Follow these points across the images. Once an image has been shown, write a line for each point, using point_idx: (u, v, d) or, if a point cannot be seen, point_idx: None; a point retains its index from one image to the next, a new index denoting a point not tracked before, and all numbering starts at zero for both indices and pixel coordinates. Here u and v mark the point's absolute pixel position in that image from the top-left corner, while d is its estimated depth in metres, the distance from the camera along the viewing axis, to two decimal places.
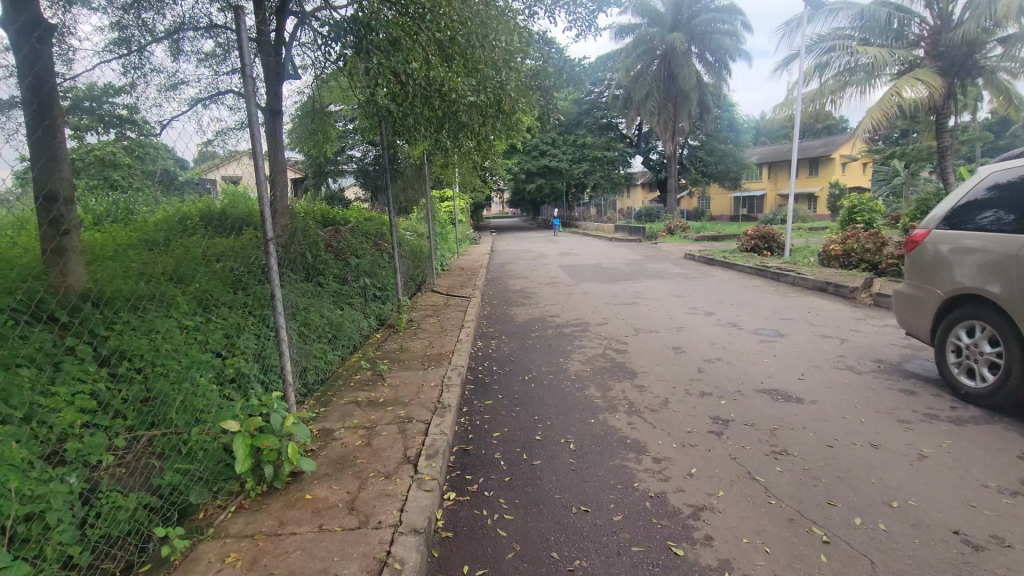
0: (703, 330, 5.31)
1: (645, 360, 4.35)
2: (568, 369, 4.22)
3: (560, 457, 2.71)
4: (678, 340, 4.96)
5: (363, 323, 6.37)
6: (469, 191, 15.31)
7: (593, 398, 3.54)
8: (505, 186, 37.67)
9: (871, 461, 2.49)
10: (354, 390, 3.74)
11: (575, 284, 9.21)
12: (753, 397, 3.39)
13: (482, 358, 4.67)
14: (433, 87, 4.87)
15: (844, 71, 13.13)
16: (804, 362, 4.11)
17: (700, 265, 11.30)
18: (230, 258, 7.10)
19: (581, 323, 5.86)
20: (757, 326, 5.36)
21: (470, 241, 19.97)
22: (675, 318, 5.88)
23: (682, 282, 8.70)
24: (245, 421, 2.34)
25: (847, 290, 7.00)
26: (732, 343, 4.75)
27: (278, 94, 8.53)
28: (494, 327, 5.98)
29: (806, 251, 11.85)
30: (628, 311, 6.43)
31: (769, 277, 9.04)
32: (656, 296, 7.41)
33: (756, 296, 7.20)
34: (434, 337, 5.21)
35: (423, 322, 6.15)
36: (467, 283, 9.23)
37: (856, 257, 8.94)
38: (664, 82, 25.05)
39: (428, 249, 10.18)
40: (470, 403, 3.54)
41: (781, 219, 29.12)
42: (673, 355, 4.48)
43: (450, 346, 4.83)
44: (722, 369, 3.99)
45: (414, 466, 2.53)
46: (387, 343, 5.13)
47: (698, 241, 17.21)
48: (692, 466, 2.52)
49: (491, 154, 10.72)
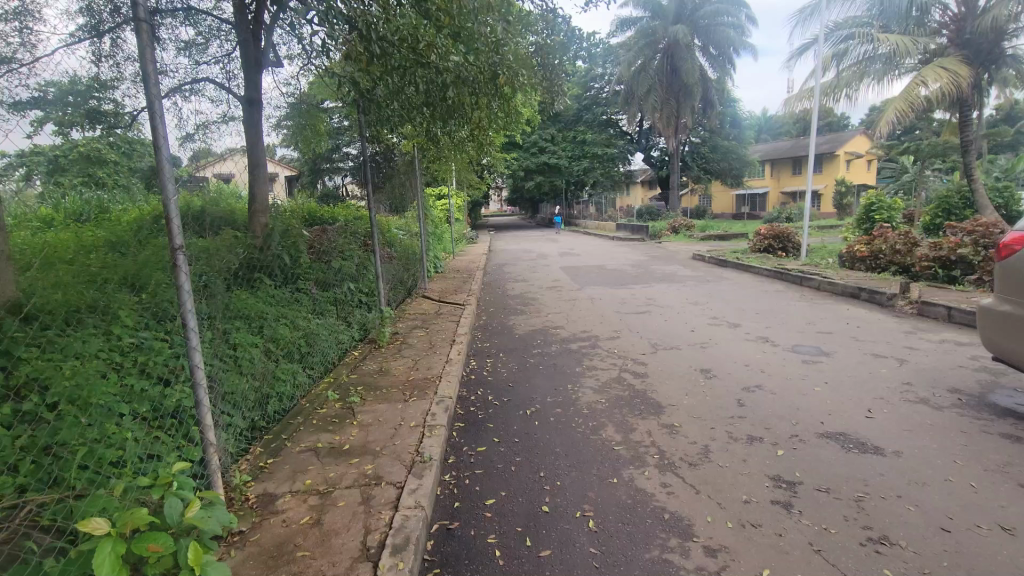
0: (731, 347, 4.59)
1: (670, 388, 3.65)
2: (579, 400, 3.50)
3: (579, 544, 2.00)
4: (705, 360, 4.24)
5: (344, 336, 5.62)
6: (466, 188, 14.58)
7: (613, 444, 2.83)
8: (502, 183, 36.84)
9: (1015, 561, 1.79)
10: (316, 433, 3.00)
11: (579, 288, 8.51)
12: (817, 446, 2.67)
13: (474, 383, 3.96)
14: (408, 47, 4.00)
15: (864, 60, 12.40)
16: (865, 391, 3.40)
17: (711, 267, 10.59)
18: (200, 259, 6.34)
19: (590, 337, 5.14)
20: (794, 342, 4.65)
21: (466, 239, 19.22)
22: (697, 331, 5.17)
23: (696, 287, 8.00)
24: (125, 514, 1.62)
25: (884, 297, 6.29)
26: (771, 365, 4.03)
27: (257, 83, 7.72)
28: (491, 342, 5.27)
29: (824, 252, 11.14)
30: (642, 321, 5.71)
31: (790, 280, 8.34)
32: (670, 303, 6.70)
33: (782, 303, 6.49)
34: (421, 356, 4.48)
35: (410, 335, 5.43)
36: (462, 287, 8.52)
37: (885, 259, 8.24)
38: (667, 76, 24.25)
39: (420, 251, 9.45)
40: (457, 451, 2.82)
41: (786, 216, 28.39)
42: (702, 380, 3.76)
43: (438, 368, 4.09)
44: (766, 402, 3.28)
45: (373, 567, 1.82)
46: (366, 362, 4.40)
47: (705, 240, 16.50)
48: (763, 566, 1.83)
49: (488, 148, 9.98)
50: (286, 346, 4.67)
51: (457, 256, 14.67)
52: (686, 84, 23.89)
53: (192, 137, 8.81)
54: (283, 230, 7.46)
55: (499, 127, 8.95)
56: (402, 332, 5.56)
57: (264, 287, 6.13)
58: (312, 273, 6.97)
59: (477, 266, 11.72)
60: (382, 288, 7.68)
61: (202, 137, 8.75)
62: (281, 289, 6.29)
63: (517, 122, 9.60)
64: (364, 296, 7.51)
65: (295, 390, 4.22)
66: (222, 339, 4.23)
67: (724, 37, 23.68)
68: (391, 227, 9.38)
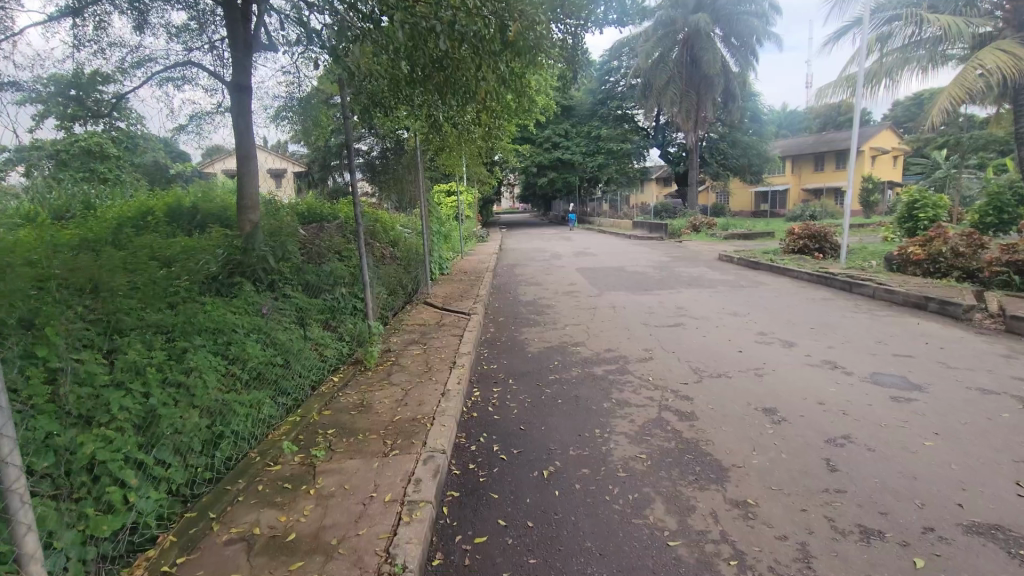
0: (793, 375, 3.73)
1: (731, 437, 2.80)
2: (610, 456, 2.66)
3: None
4: (764, 393, 3.38)
5: (329, 353, 4.81)
6: (476, 183, 13.80)
7: (668, 537, 2.00)
8: (515, 179, 35.99)
9: None
10: (258, 509, 2.22)
11: (598, 293, 7.68)
12: (972, 553, 1.82)
13: (474, 424, 3.14)
14: None
15: (908, 45, 11.47)
16: (996, 449, 2.54)
17: (741, 270, 9.71)
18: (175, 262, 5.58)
19: (616, 358, 4.30)
20: (870, 369, 3.77)
21: (476, 237, 18.45)
22: (745, 353, 4.31)
23: (730, 294, 7.13)
24: None
25: (958, 309, 5.38)
26: (853, 404, 3.17)
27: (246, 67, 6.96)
28: (499, 362, 4.46)
29: (864, 254, 10.21)
30: (676, 338, 4.87)
31: (836, 287, 7.45)
32: (704, 314, 5.85)
33: (837, 316, 5.61)
34: (412, 385, 3.67)
35: (407, 352, 4.63)
36: (469, 292, 7.73)
37: (945, 263, 7.34)
38: (686, 68, 23.31)
39: (424, 251, 8.68)
40: (445, 546, 2.01)
41: (809, 214, 27.26)
42: (769, 427, 2.91)
43: (432, 403, 3.27)
44: (867, 467, 2.43)
45: None
46: (347, 392, 3.61)
47: (728, 240, 15.58)
48: None
49: (499, 139, 9.17)
50: (260, 365, 3.88)
51: (465, 256, 13.88)
52: (706, 76, 22.91)
53: (185, 129, 8.14)
54: (271, 228, 6.70)
55: (511, 114, 8.13)
56: (395, 348, 4.78)
57: (245, 293, 5.36)
58: (305, 276, 6.21)
59: (488, 267, 10.93)
60: (383, 291, 6.89)
61: (195, 128, 8.05)
62: (263, 295, 5.52)
63: (529, 106, 8.76)
64: (357, 302, 6.70)
65: (262, 424, 3.44)
66: (176, 358, 3.44)
67: (747, 28, 22.70)
68: (393, 224, 8.62)
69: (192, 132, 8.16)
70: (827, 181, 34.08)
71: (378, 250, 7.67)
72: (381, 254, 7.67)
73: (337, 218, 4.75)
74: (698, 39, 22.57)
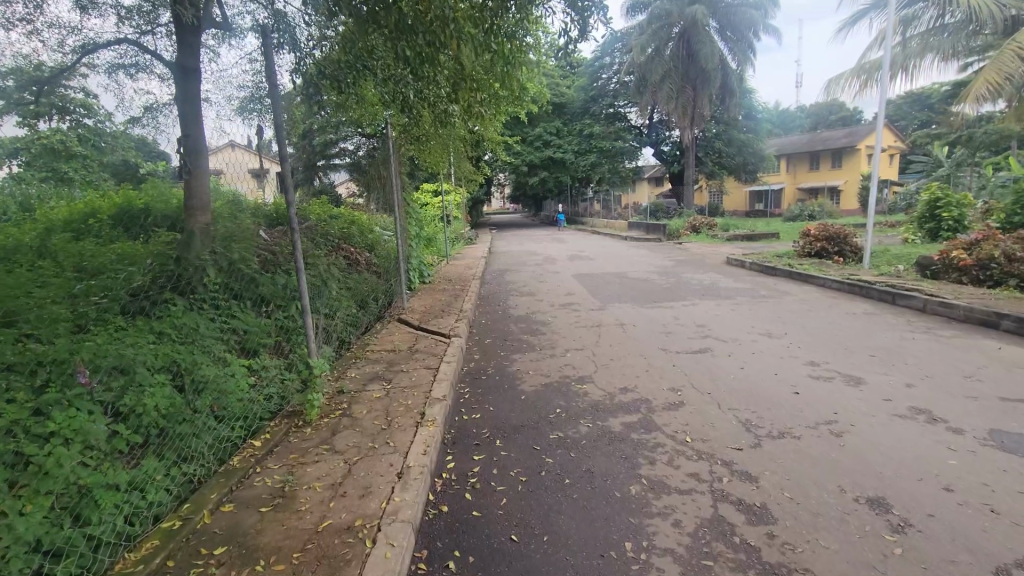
0: (883, 435, 2.74)
1: (841, 563, 1.80)
2: None
3: None
4: (860, 472, 2.38)
5: (277, 390, 3.64)
6: (462, 182, 12.81)
7: None
8: (505, 179, 34.99)
9: None
10: None
11: (601, 305, 6.70)
12: None
13: (442, 530, 2.10)
14: None
15: (933, 28, 10.61)
16: None
17: (756, 276, 8.78)
18: (95, 268, 4.41)
19: (637, 405, 3.30)
20: (983, 426, 2.80)
21: (464, 240, 17.46)
22: (805, 396, 3.32)
23: (753, 306, 6.18)
24: None
25: None
26: (997, 492, 2.19)
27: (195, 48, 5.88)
28: (484, 408, 3.42)
29: (889, 258, 9.32)
30: (708, 372, 3.87)
31: (874, 297, 6.51)
32: (733, 335, 4.87)
33: (894, 338, 4.66)
34: (364, 458, 2.59)
35: (367, 393, 3.57)
36: (451, 305, 6.70)
37: (997, 268, 6.44)
38: (682, 62, 22.37)
39: (403, 257, 7.67)
40: None
41: (808, 212, 26.39)
42: (892, 541, 1.91)
43: (384, 495, 2.22)
44: None
45: None
46: (268, 468, 2.55)
47: (732, 242, 14.71)
48: None
49: (486, 126, 8.19)
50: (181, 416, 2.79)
51: (451, 261, 12.86)
52: (703, 70, 21.99)
53: (139, 121, 7.04)
54: (223, 228, 5.55)
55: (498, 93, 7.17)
56: (351, 386, 3.72)
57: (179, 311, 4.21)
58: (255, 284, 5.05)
59: (476, 273, 9.95)
60: (351, 302, 5.87)
61: (157, 125, 6.92)
62: (203, 313, 4.34)
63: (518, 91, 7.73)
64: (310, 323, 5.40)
65: (149, 516, 2.34)
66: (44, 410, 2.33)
67: (745, 19, 21.84)
68: (370, 224, 7.61)
69: (151, 125, 7.03)
70: (824, 180, 33.46)
71: (348, 253, 6.63)
72: (351, 258, 6.61)
73: (290, 230, 3.40)
74: (695, 31, 21.66)
